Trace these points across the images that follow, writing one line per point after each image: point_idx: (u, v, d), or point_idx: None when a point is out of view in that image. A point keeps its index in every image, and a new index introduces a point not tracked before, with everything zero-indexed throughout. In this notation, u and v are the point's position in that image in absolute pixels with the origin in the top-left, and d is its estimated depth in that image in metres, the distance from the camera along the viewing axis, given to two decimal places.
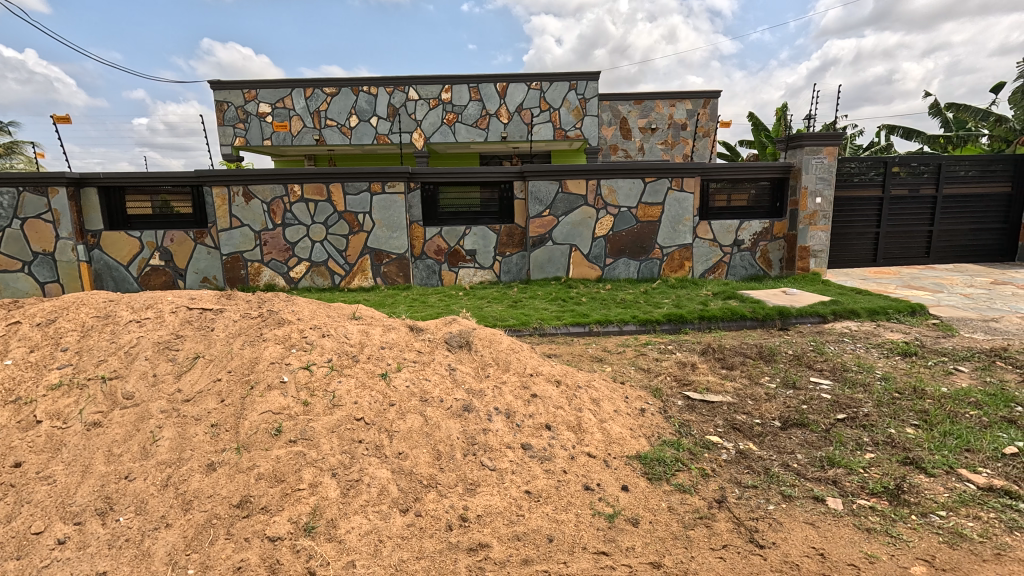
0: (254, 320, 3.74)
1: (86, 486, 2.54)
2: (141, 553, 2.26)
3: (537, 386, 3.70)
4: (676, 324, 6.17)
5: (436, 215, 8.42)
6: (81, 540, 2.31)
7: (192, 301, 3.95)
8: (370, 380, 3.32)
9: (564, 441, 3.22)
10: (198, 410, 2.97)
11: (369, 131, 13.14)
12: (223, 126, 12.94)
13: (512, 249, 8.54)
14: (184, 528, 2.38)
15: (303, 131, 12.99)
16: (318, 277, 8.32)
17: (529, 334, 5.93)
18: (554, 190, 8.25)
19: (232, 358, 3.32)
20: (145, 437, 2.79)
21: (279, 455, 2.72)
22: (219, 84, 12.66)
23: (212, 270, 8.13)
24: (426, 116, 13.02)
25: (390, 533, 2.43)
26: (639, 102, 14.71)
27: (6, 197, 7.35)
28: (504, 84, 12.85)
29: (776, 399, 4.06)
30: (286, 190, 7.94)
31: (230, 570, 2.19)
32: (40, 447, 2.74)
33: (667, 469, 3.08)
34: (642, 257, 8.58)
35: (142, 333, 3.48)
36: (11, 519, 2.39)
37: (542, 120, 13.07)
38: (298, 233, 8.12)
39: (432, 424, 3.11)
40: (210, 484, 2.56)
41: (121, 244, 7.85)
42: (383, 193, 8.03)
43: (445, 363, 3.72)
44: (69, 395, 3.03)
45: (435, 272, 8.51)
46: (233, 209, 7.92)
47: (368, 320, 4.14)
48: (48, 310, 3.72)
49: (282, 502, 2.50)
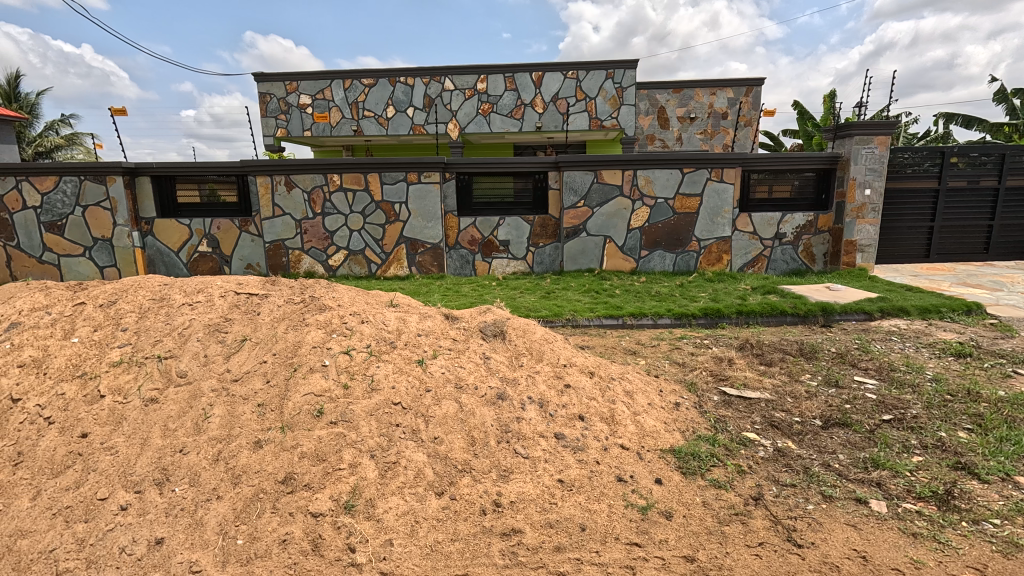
0: (298, 305, 3.87)
1: (145, 458, 2.71)
2: (195, 522, 2.41)
3: (570, 376, 3.71)
4: (713, 318, 6.06)
5: (469, 206, 8.48)
6: (141, 507, 2.48)
7: (239, 286, 4.12)
8: (407, 366, 3.40)
9: (597, 433, 3.22)
10: (246, 390, 3.11)
11: (405, 122, 13.27)
12: (266, 118, 13.36)
13: (546, 240, 8.53)
14: (234, 501, 2.52)
15: (342, 122, 13.26)
16: (355, 266, 8.52)
17: (561, 325, 5.93)
18: (589, 180, 8.17)
19: (277, 341, 3.46)
20: (198, 414, 2.95)
21: (321, 435, 2.83)
22: (262, 76, 13.07)
23: (255, 258, 8.43)
24: (461, 106, 13.06)
25: (425, 514, 2.51)
26: (678, 90, 14.36)
27: (69, 185, 7.81)
28: (540, 73, 12.75)
29: (817, 398, 3.94)
30: (326, 179, 8.15)
31: (275, 541, 2.32)
32: (103, 420, 2.92)
33: (701, 464, 3.04)
34: (678, 250, 8.42)
35: (194, 315, 3.66)
36: (80, 485, 2.58)
37: (577, 110, 12.91)
38: (337, 222, 8.33)
39: (466, 410, 3.15)
40: (257, 460, 2.70)
41: (172, 232, 8.23)
42: (419, 183, 8.15)
43: (480, 352, 3.75)
44: (129, 371, 3.21)
45: (468, 261, 8.59)
46: (276, 198, 8.18)
47: (405, 308, 4.22)
48: (110, 291, 3.95)
49: (324, 480, 2.61)
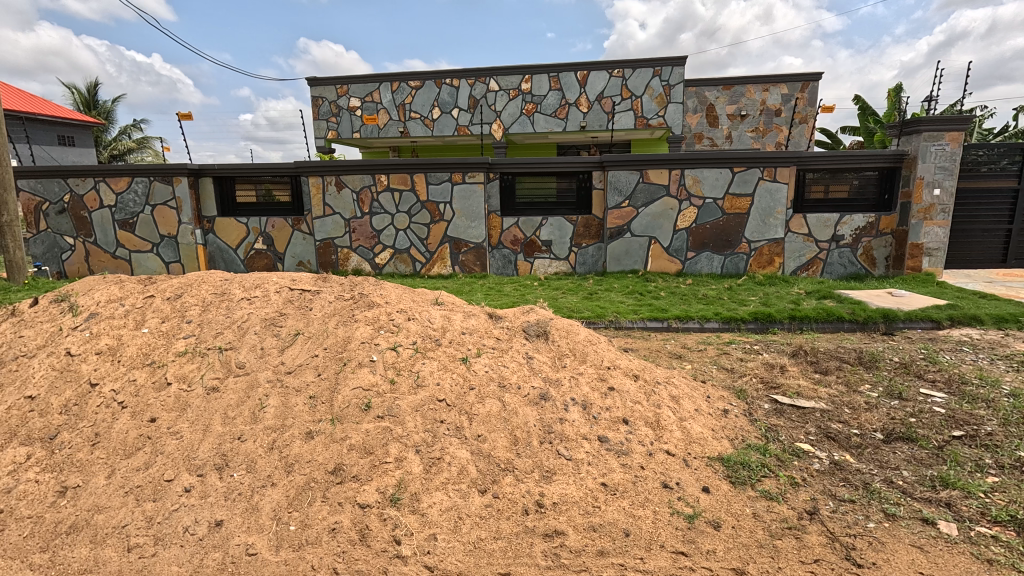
0: (348, 302, 3.99)
1: (207, 443, 2.86)
2: (251, 507, 2.54)
3: (614, 379, 3.65)
4: (764, 323, 5.83)
5: (513, 206, 8.50)
6: (203, 490, 2.62)
7: (293, 281, 4.29)
8: (451, 364, 3.44)
9: (642, 437, 3.16)
10: (299, 382, 3.23)
11: (450, 123, 13.45)
12: (318, 120, 13.87)
13: (589, 241, 8.45)
14: (287, 488, 2.63)
15: (389, 124, 13.58)
16: (400, 264, 8.71)
17: (604, 327, 5.85)
18: (634, 180, 8.03)
19: (328, 336, 3.58)
20: (254, 403, 3.09)
21: (368, 428, 2.90)
22: (315, 81, 13.57)
23: (306, 255, 8.75)
24: (505, 107, 13.11)
25: (469, 511, 2.53)
26: (729, 87, 13.91)
27: (140, 186, 8.36)
28: (585, 72, 12.64)
29: (878, 410, 3.72)
30: (374, 179, 8.38)
31: (325, 530, 2.41)
32: (170, 406, 3.11)
33: (751, 474, 2.93)
34: (727, 251, 8.15)
35: (252, 309, 3.84)
36: (149, 467, 2.76)
37: (623, 109, 12.71)
38: (383, 221, 8.54)
39: (509, 410, 3.16)
40: (309, 450, 2.80)
41: (231, 230, 8.66)
42: (463, 183, 8.25)
43: (523, 351, 3.75)
44: (193, 361, 3.41)
45: (511, 261, 8.61)
46: (327, 198, 8.47)
47: (450, 306, 4.27)
48: (176, 285, 4.19)
49: (372, 472, 2.68)
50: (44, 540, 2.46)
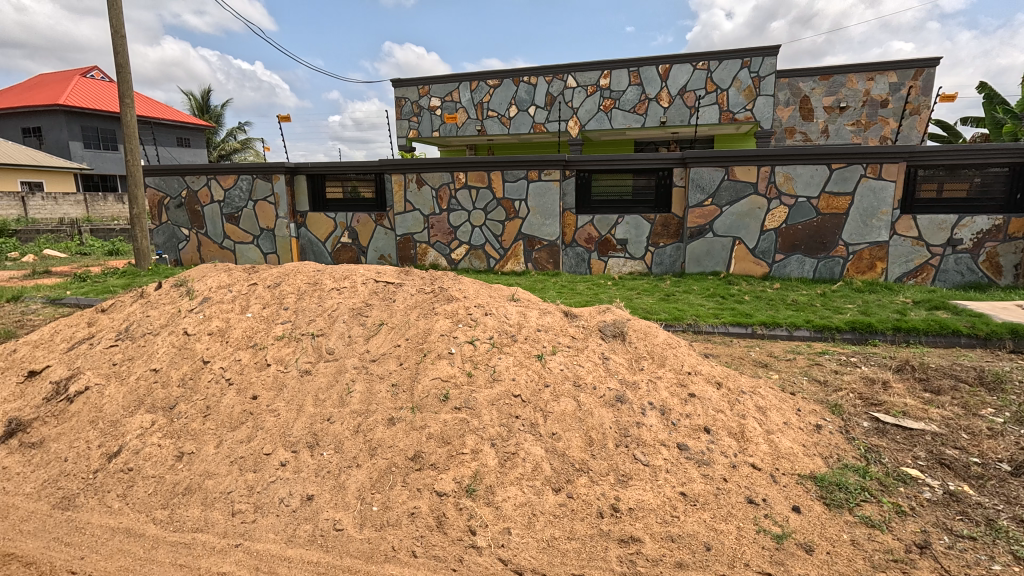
0: (428, 295, 4.11)
1: (301, 422, 3.08)
2: (339, 485, 2.70)
3: (695, 386, 3.49)
4: (863, 333, 5.34)
5: (588, 203, 8.39)
6: (297, 465, 2.83)
7: (378, 274, 4.50)
8: (527, 360, 3.45)
9: (724, 448, 3.00)
10: (382, 370, 3.39)
11: (526, 121, 13.50)
12: (401, 120, 14.45)
13: (667, 240, 8.16)
14: (371, 470, 2.77)
15: (467, 122, 13.87)
16: (475, 260, 8.88)
17: (682, 330, 5.63)
18: (718, 177, 7.65)
19: (410, 327, 3.72)
20: (342, 388, 3.28)
21: (446, 419, 2.98)
22: (399, 82, 14.15)
23: (387, 249, 9.15)
24: (583, 103, 12.95)
25: (543, 509, 2.53)
26: (826, 77, 12.86)
27: (244, 183, 9.14)
28: (667, 66, 12.19)
29: (1005, 438, 3.28)
30: (452, 177, 8.60)
31: (405, 513, 2.51)
32: (269, 385, 3.38)
33: (849, 498, 2.69)
34: (820, 254, 7.55)
35: (341, 299, 4.08)
36: (251, 440, 3.01)
37: (707, 103, 12.12)
38: (460, 218, 8.74)
39: (584, 410, 3.12)
40: (391, 436, 2.93)
41: (321, 224, 9.25)
42: (539, 180, 8.26)
43: (599, 351, 3.69)
44: (289, 345, 3.67)
45: (584, 259, 8.51)
46: (408, 195, 8.82)
47: (525, 303, 4.29)
48: (275, 275, 4.53)
49: (449, 462, 2.76)
50: (164, 497, 2.75)
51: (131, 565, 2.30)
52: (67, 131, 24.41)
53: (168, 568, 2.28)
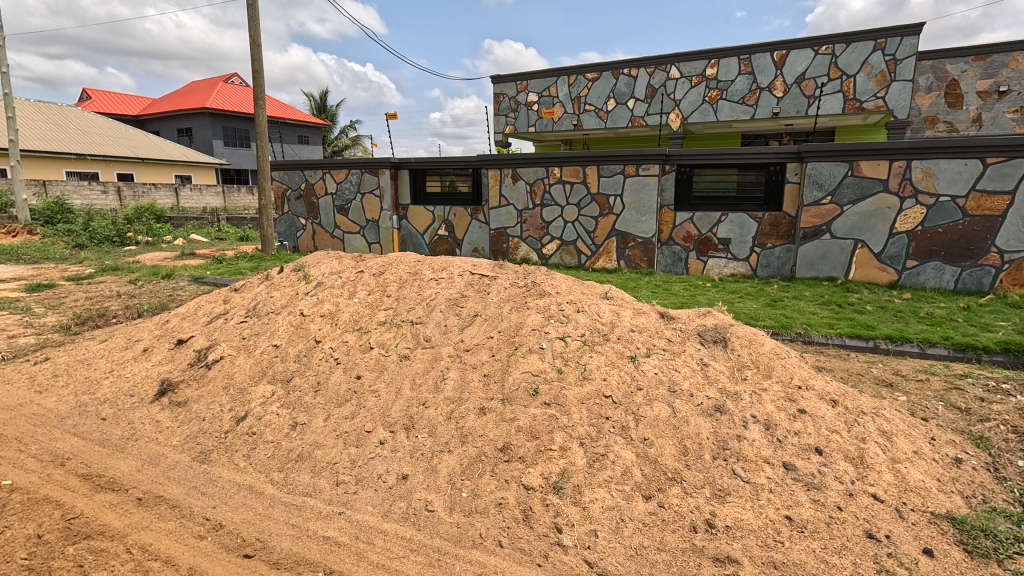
0: (521, 289, 4.15)
1: (399, 404, 3.25)
2: (432, 468, 2.82)
3: (806, 402, 3.18)
4: (1020, 357, 4.56)
5: (688, 200, 7.98)
6: (394, 445, 3.00)
7: (473, 266, 4.61)
8: (619, 361, 3.36)
9: (839, 473, 2.71)
10: (475, 360, 3.48)
11: (624, 114, 13.12)
12: (498, 116, 14.73)
13: (776, 241, 7.53)
14: (462, 456, 2.86)
15: (564, 117, 13.77)
16: (566, 256, 8.80)
17: (790, 340, 5.17)
18: (841, 173, 6.91)
19: (503, 320, 3.77)
20: (437, 374, 3.41)
21: (536, 413, 2.99)
22: (498, 79, 14.41)
23: (481, 242, 9.37)
24: (686, 95, 12.32)
25: (632, 515, 2.46)
26: (982, 57, 11.08)
27: (354, 177, 9.84)
28: (784, 52, 11.23)
29: None
30: (547, 172, 8.61)
31: (493, 503, 2.57)
32: (372, 366, 3.61)
33: (997, 548, 2.31)
34: (966, 262, 6.55)
35: (439, 290, 4.24)
36: (354, 417, 3.24)
37: (829, 91, 10.99)
38: (553, 213, 8.72)
39: (679, 417, 2.97)
40: (481, 425, 3.00)
41: (420, 217, 9.69)
42: (636, 175, 8.00)
43: (697, 357, 3.48)
44: (390, 330, 3.89)
45: (681, 259, 8.12)
46: (503, 189, 8.96)
47: (619, 302, 4.17)
48: (380, 263, 4.82)
49: (537, 457, 2.76)
50: (280, 462, 3.05)
51: (252, 519, 2.58)
52: (212, 131, 27.89)
53: (282, 526, 2.53)
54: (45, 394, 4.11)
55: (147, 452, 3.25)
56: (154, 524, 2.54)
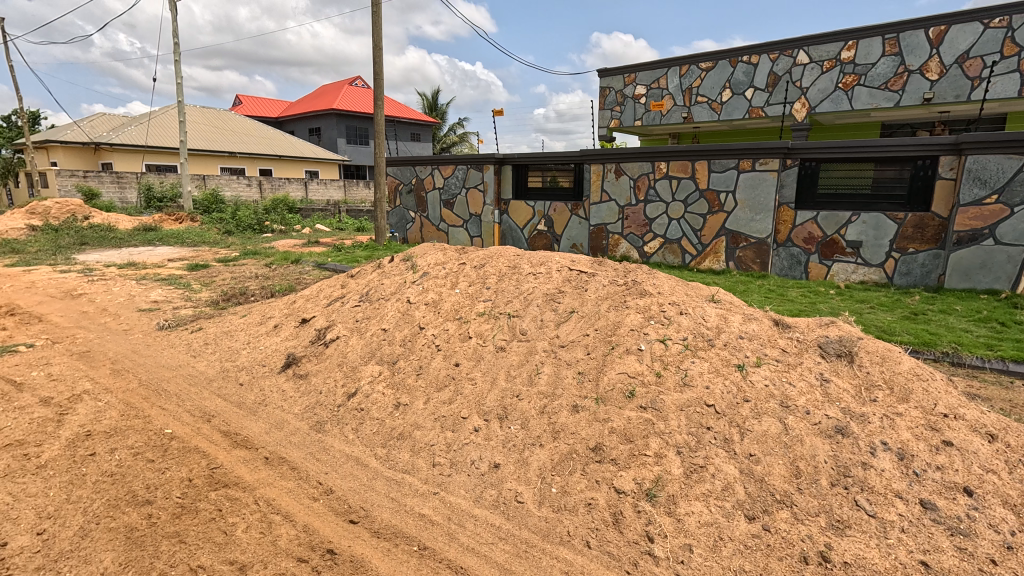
0: (621, 287, 4.03)
1: (494, 394, 3.33)
2: (523, 461, 2.85)
3: (954, 433, 2.74)
4: None
5: (813, 197, 7.24)
6: (488, 433, 3.08)
7: (572, 262, 4.57)
8: (725, 369, 3.14)
9: (994, 520, 2.31)
10: (570, 357, 3.45)
11: (741, 105, 12.17)
12: (603, 110, 14.44)
13: (921, 246, 6.57)
14: (553, 452, 2.86)
15: (673, 110, 13.12)
16: (669, 254, 8.40)
17: (934, 360, 4.46)
18: (1013, 167, 5.84)
19: (600, 318, 3.70)
20: (532, 368, 3.44)
21: (630, 416, 2.90)
22: (605, 72, 14.13)
23: (580, 238, 9.25)
24: (815, 82, 11.12)
25: (732, 535, 2.30)
26: None
27: (460, 172, 10.23)
28: (942, 28, 9.71)
29: None
30: (653, 166, 8.28)
31: (582, 502, 2.54)
32: (470, 356, 3.73)
33: None
34: None
35: (536, 284, 4.27)
36: (452, 402, 3.38)
37: (1001, 71, 9.31)
38: (657, 209, 8.37)
39: (792, 435, 2.71)
40: (574, 423, 2.97)
41: (520, 211, 9.80)
42: (752, 171, 7.43)
43: (817, 371, 3.15)
44: (488, 322, 4.00)
45: (801, 262, 7.39)
46: (605, 185, 8.78)
47: (727, 306, 3.89)
48: (481, 256, 4.96)
49: (630, 461, 2.68)
50: (383, 438, 3.26)
51: (358, 488, 2.79)
52: (337, 130, 30.62)
53: (384, 498, 2.71)
54: (198, 359, 4.79)
55: (274, 417, 3.66)
56: (278, 482, 2.85)
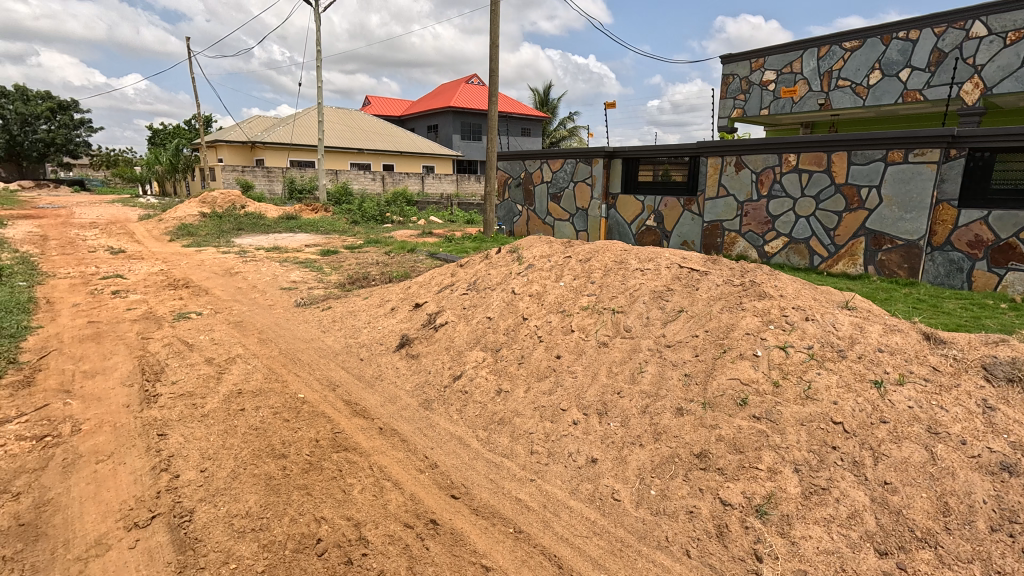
0: (737, 288, 3.76)
1: (594, 388, 3.31)
2: (621, 459, 2.80)
3: None
4: None
5: (984, 193, 6.11)
6: (586, 428, 3.06)
7: (683, 260, 4.36)
8: (857, 384, 2.80)
9: None
10: (677, 357, 3.30)
11: (893, 89, 10.11)
12: (726, 99, 13.12)
13: None
14: (653, 453, 2.77)
15: (807, 96, 11.41)
16: (794, 255, 7.65)
17: None
18: None
19: (711, 319, 3.49)
20: (635, 366, 3.35)
21: (741, 425, 2.71)
22: (730, 58, 12.81)
23: (692, 235, 8.78)
24: (996, 57, 8.86)
25: (857, 568, 2.07)
26: None
27: (569, 166, 10.21)
28: None
29: None
30: (780, 159, 7.59)
31: (683, 509, 2.43)
32: (572, 349, 3.73)
33: None
34: None
35: (644, 280, 4.14)
36: (552, 393, 3.41)
37: None
38: (782, 206, 7.66)
39: (941, 466, 2.35)
40: (677, 426, 2.85)
41: (629, 206, 9.53)
42: (904, 163, 6.51)
43: (978, 396, 2.68)
44: (591, 316, 3.96)
45: (962, 269, 6.33)
46: (723, 178, 8.22)
47: (864, 314, 3.46)
48: (587, 250, 4.91)
49: (738, 472, 2.51)
50: (485, 421, 3.39)
51: (460, 466, 2.94)
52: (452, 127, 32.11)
53: (483, 478, 2.82)
54: (327, 334, 5.34)
55: (388, 391, 3.97)
56: (389, 451, 3.10)
